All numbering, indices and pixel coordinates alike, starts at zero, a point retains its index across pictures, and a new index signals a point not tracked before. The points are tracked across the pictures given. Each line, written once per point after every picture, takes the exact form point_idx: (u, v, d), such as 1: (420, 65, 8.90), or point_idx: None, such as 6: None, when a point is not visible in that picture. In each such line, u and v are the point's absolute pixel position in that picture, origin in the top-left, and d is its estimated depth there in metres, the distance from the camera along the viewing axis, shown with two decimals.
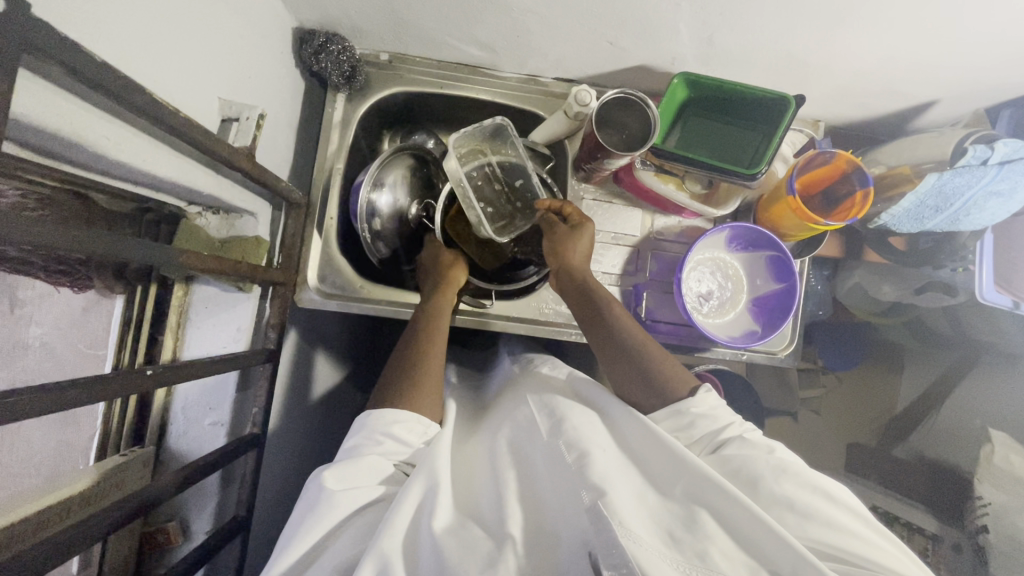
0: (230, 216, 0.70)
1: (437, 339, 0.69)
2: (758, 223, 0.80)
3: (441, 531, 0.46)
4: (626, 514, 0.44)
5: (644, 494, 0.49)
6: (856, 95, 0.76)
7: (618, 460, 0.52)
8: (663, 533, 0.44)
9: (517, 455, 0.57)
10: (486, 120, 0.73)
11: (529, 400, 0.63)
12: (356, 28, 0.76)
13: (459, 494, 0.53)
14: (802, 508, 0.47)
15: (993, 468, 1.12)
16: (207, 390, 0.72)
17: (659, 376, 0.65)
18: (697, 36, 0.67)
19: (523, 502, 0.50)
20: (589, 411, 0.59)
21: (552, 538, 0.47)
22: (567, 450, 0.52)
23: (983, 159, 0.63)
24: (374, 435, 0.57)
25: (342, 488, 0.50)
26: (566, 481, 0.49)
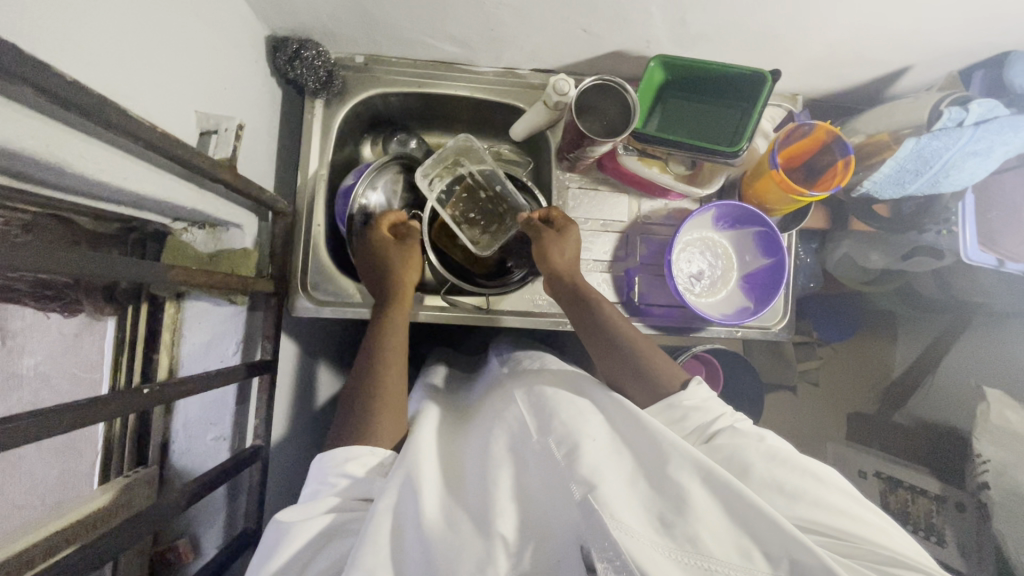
0: (217, 229, 0.70)
1: (389, 346, 0.69)
2: (744, 199, 0.81)
3: (432, 532, 0.48)
4: (616, 506, 0.44)
5: (635, 479, 0.49)
6: (831, 66, 0.76)
7: (609, 446, 0.53)
8: (654, 519, 0.45)
9: (512, 444, 0.56)
10: (449, 141, 0.79)
11: (516, 398, 0.62)
12: (329, 32, 0.76)
13: (450, 491, 0.54)
14: (792, 490, 0.48)
15: (988, 425, 1.12)
16: (208, 406, 0.72)
17: (649, 371, 0.67)
18: (669, 17, 0.67)
19: (511, 496, 0.51)
20: (576, 401, 0.60)
21: (539, 528, 0.48)
22: (555, 445, 0.52)
23: (958, 121, 0.62)
24: (328, 477, 0.56)
25: (296, 523, 0.51)
26: (557, 474, 0.50)
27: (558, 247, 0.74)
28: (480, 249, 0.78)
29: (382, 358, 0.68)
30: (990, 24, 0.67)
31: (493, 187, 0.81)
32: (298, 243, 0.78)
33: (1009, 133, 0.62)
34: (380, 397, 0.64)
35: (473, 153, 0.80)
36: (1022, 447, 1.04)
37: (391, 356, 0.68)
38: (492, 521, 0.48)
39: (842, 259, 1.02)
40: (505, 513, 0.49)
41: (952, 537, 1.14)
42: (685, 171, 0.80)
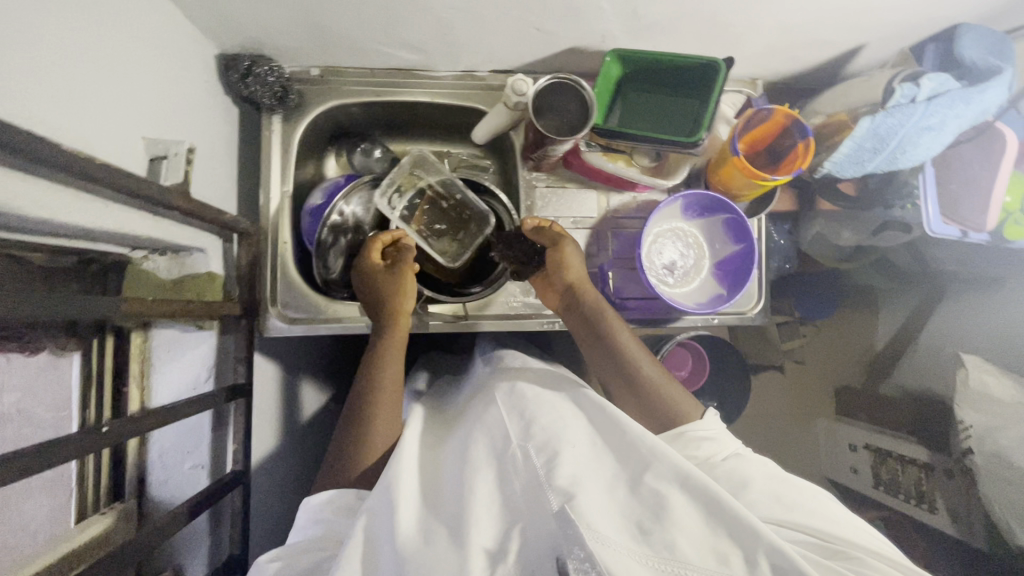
0: (179, 254, 0.69)
1: (382, 381, 0.69)
2: (711, 187, 0.81)
3: (404, 545, 0.48)
4: (593, 515, 0.45)
5: (614, 485, 0.50)
6: (787, 49, 0.76)
7: (590, 452, 0.53)
8: (632, 526, 0.46)
9: (490, 447, 0.56)
10: (405, 157, 0.80)
11: (495, 400, 0.62)
12: (280, 47, 0.74)
13: (427, 505, 0.54)
14: (788, 501, 0.53)
15: (969, 392, 1.13)
16: (183, 434, 0.71)
17: (658, 401, 0.68)
18: (621, 10, 0.67)
19: (489, 501, 0.51)
20: (557, 405, 0.60)
21: (512, 526, 0.49)
22: (535, 454, 0.52)
23: (912, 97, 0.63)
24: (314, 517, 0.57)
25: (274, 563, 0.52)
26: (535, 480, 0.50)
27: (564, 263, 0.74)
28: (452, 261, 0.78)
29: (374, 394, 0.68)
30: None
31: (453, 196, 0.81)
32: (265, 262, 0.78)
33: (959, 105, 0.62)
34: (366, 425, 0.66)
35: (429, 166, 0.81)
36: (1003, 411, 1.06)
37: (384, 392, 0.68)
38: (466, 531, 0.48)
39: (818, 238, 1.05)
40: (478, 519, 0.49)
41: (943, 504, 1.17)
42: (651, 163, 0.80)
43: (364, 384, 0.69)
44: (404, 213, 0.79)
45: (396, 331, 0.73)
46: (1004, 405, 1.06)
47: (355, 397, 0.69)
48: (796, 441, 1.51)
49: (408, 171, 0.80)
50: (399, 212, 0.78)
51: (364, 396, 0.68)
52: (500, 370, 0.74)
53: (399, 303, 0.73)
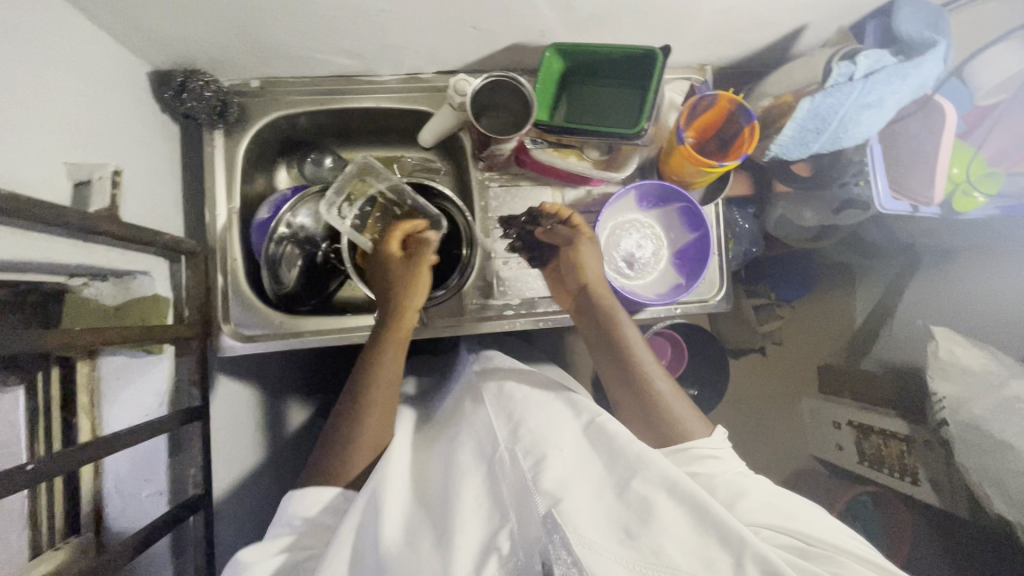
0: (123, 279, 0.67)
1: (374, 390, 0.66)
2: (663, 177, 0.80)
3: (388, 556, 0.48)
4: (578, 519, 0.44)
5: (602, 488, 0.49)
6: (731, 33, 0.76)
7: (578, 455, 0.53)
8: (618, 531, 0.45)
9: (478, 452, 0.57)
10: (351, 166, 0.77)
11: (485, 402, 0.64)
12: (215, 60, 0.73)
13: (414, 513, 0.55)
14: (786, 511, 0.54)
15: (940, 364, 1.11)
16: (138, 462, 0.69)
17: (661, 417, 0.66)
18: (556, 4, 0.66)
19: (474, 504, 0.50)
20: (549, 410, 0.60)
21: (497, 525, 0.48)
22: (523, 456, 0.52)
23: (849, 75, 0.62)
24: (291, 520, 0.57)
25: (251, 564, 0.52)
26: (522, 481, 0.50)
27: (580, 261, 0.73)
28: (408, 269, 0.77)
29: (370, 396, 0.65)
30: None
31: (405, 202, 0.80)
32: (216, 280, 0.76)
33: (895, 82, 0.61)
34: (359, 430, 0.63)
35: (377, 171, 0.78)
36: (975, 381, 1.06)
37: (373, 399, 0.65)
38: (450, 537, 0.47)
39: (781, 220, 1.07)
40: (463, 523, 0.48)
41: (926, 474, 1.19)
42: (603, 156, 0.80)
43: (355, 391, 0.66)
44: (357, 222, 0.78)
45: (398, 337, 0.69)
46: (974, 373, 1.07)
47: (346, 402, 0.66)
48: (779, 421, 1.51)
49: (357, 178, 0.78)
50: (352, 221, 0.77)
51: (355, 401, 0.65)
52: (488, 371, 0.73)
53: (406, 300, 0.70)
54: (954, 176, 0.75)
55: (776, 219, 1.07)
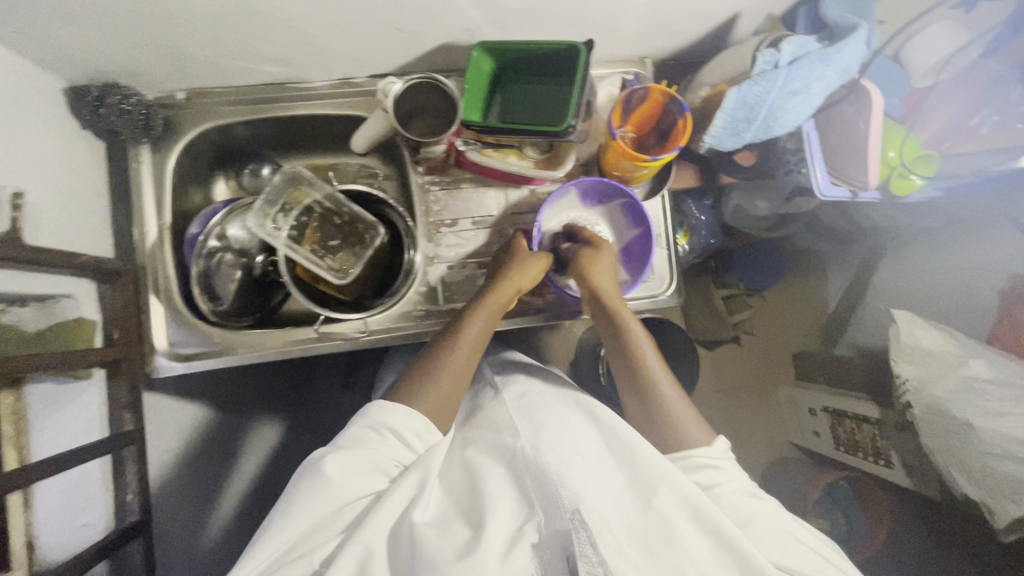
0: (46, 303, 0.64)
1: (457, 349, 0.68)
2: (606, 174, 0.79)
3: (421, 526, 0.53)
4: (603, 523, 0.51)
5: (622, 498, 0.57)
6: (663, 25, 0.75)
7: (597, 461, 0.60)
8: (640, 542, 0.53)
9: (502, 447, 0.62)
10: (277, 175, 0.77)
11: (506, 400, 0.68)
12: (132, 73, 0.70)
13: (447, 493, 0.59)
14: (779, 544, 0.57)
15: (901, 346, 1.10)
16: (69, 492, 0.65)
17: (663, 426, 0.67)
18: (476, 2, 0.65)
19: (501, 492, 0.56)
20: (570, 417, 0.65)
21: (525, 517, 0.54)
22: (543, 452, 0.58)
23: (773, 62, 0.62)
24: (379, 426, 0.61)
25: (338, 480, 0.56)
26: (545, 478, 0.56)
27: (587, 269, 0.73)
28: (347, 277, 0.74)
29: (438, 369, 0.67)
30: None
31: (342, 210, 0.78)
32: (147, 301, 0.74)
33: (818, 67, 0.61)
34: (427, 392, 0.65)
35: (309, 181, 0.78)
36: (934, 363, 1.05)
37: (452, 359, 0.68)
38: (484, 518, 0.53)
39: (737, 209, 1.08)
40: (494, 510, 0.54)
41: (898, 458, 1.17)
42: (544, 154, 0.78)
43: (431, 350, 0.69)
44: (293, 233, 0.76)
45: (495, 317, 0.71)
46: (934, 355, 1.05)
47: (419, 358, 0.69)
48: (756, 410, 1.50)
49: (291, 190, 0.78)
50: (288, 232, 0.75)
51: (434, 357, 0.68)
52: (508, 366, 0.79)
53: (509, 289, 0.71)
54: (889, 160, 0.75)
55: (732, 207, 1.08)
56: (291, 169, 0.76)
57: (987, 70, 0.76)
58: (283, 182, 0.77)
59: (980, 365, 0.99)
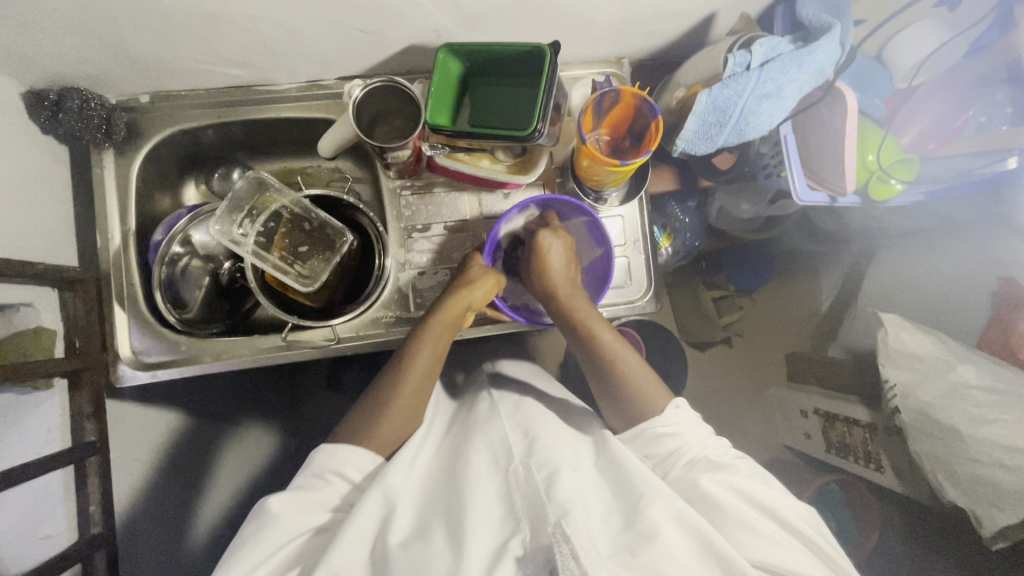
0: (7, 312, 0.62)
1: (406, 378, 0.67)
2: (581, 179, 0.77)
3: (397, 546, 0.52)
4: (584, 533, 0.48)
5: (609, 514, 0.54)
6: (636, 25, 0.73)
7: (588, 477, 0.58)
8: (623, 550, 0.49)
9: (492, 461, 0.61)
10: (242, 181, 0.75)
11: (501, 414, 0.69)
12: (92, 76, 0.69)
13: (428, 513, 0.57)
14: (754, 525, 0.54)
15: (889, 351, 1.08)
16: (34, 503, 0.63)
17: (633, 399, 0.68)
18: (439, 3, 0.63)
19: (487, 509, 0.54)
20: (568, 438, 0.65)
21: (511, 532, 0.51)
22: (535, 471, 0.57)
23: (745, 64, 0.59)
24: (324, 471, 0.59)
25: (285, 515, 0.54)
26: (535, 492, 0.54)
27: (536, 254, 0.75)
28: (314, 285, 0.73)
29: (397, 385, 0.66)
30: None
31: (310, 216, 0.76)
32: (110, 309, 0.73)
33: (790, 69, 0.59)
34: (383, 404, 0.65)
35: (275, 187, 0.76)
36: (923, 368, 1.03)
37: (403, 387, 0.66)
38: (463, 533, 0.51)
39: (721, 211, 1.06)
40: (475, 527, 0.52)
41: (888, 462, 1.14)
42: (516, 159, 0.75)
43: (382, 380, 0.68)
44: (260, 240, 0.74)
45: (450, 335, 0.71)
46: (923, 360, 1.03)
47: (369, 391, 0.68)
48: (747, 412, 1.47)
49: (257, 195, 0.76)
50: (255, 239, 0.73)
51: (384, 388, 0.67)
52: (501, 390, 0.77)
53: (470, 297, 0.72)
54: (867, 165, 0.74)
55: (717, 209, 1.06)
56: (257, 175, 0.74)
57: (971, 71, 0.74)
58: (248, 188, 0.75)
59: (968, 370, 0.98)
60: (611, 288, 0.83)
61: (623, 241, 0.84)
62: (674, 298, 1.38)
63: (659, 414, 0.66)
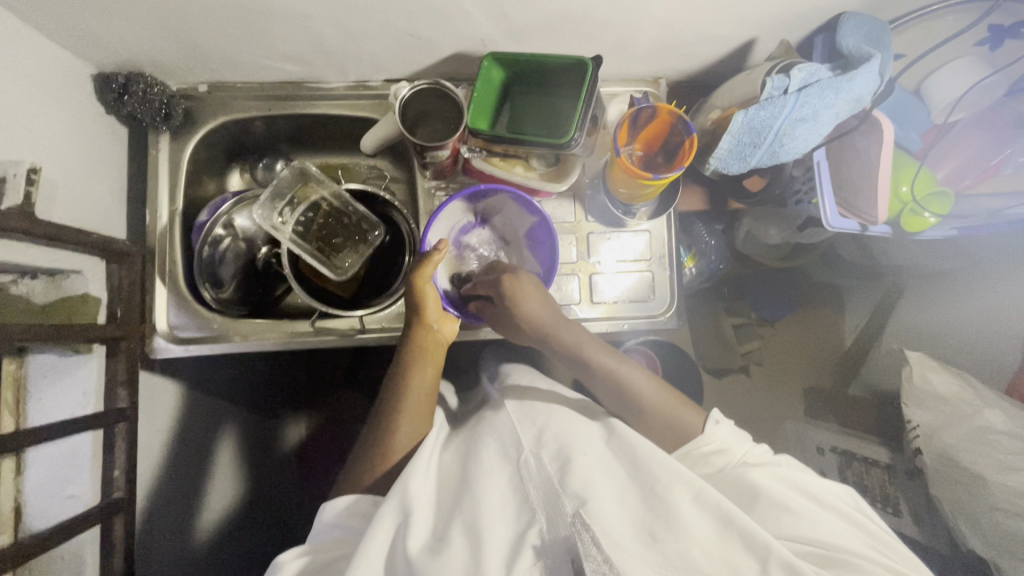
0: (57, 278, 0.66)
1: (399, 424, 0.68)
2: (612, 188, 0.78)
3: (416, 549, 0.52)
4: (606, 519, 0.50)
5: (626, 494, 0.56)
6: (676, 46, 0.75)
7: (602, 461, 0.60)
8: (645, 534, 0.51)
9: (503, 455, 0.62)
10: (285, 170, 0.78)
11: (506, 409, 0.71)
12: (158, 63, 0.73)
13: (441, 512, 0.58)
14: (798, 511, 0.56)
15: (914, 390, 1.07)
16: (63, 461, 0.66)
17: (657, 424, 0.69)
18: (489, 13, 0.66)
19: (501, 502, 0.56)
20: (578, 423, 0.67)
21: (526, 524, 0.53)
22: (548, 462, 0.59)
23: (783, 88, 0.60)
24: (328, 525, 0.60)
25: (290, 560, 0.56)
26: (550, 483, 0.56)
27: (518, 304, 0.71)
28: (343, 275, 0.76)
29: (387, 446, 0.67)
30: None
31: (347, 208, 0.79)
32: (153, 282, 0.77)
33: (829, 96, 0.60)
34: (380, 465, 0.66)
35: (316, 178, 0.79)
36: (951, 411, 1.00)
37: (398, 433, 0.67)
38: (480, 532, 0.52)
39: (748, 236, 1.06)
40: (491, 519, 0.54)
41: (907, 506, 1.11)
42: (550, 167, 0.77)
43: (376, 428, 0.69)
44: (298, 227, 0.77)
45: (426, 363, 0.71)
46: (948, 401, 1.01)
47: (366, 439, 0.69)
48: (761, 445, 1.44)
49: (300, 185, 0.79)
50: (293, 226, 0.76)
51: (380, 437, 0.68)
52: (509, 390, 0.78)
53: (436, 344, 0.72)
54: (900, 196, 0.74)
55: (743, 234, 1.06)
56: (300, 164, 0.78)
57: (1010, 112, 0.74)
58: (290, 177, 0.78)
59: (994, 415, 0.96)
60: (633, 301, 0.84)
61: (648, 256, 0.85)
62: (693, 321, 1.34)
63: (702, 435, 0.66)
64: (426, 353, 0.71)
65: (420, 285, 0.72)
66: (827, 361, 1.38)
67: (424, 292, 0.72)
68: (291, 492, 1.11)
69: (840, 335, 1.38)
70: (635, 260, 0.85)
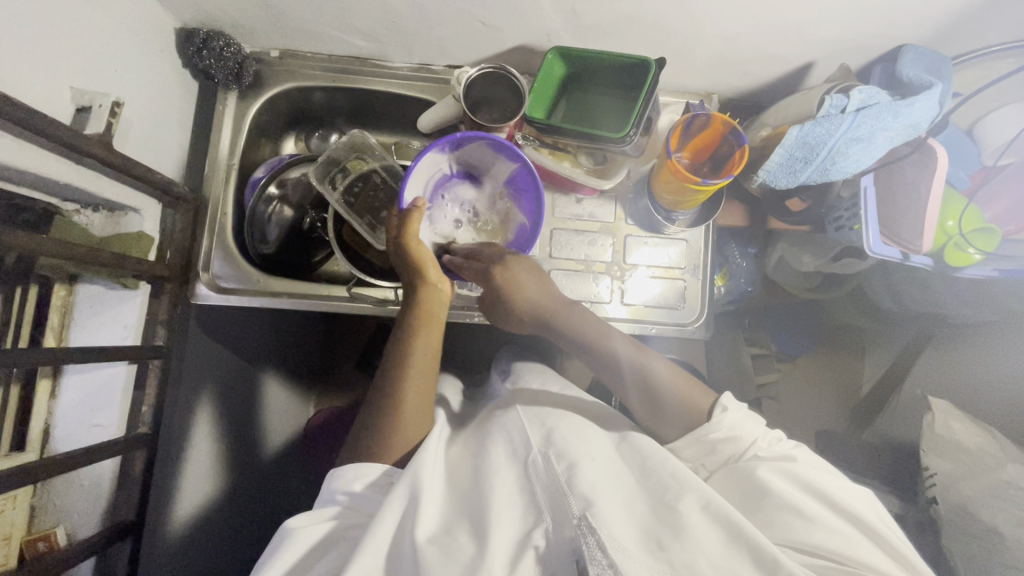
0: (115, 213, 0.68)
1: (406, 388, 0.66)
2: (655, 189, 0.78)
3: (423, 538, 0.52)
4: (613, 524, 0.50)
5: (635, 501, 0.56)
6: (735, 62, 0.77)
7: (609, 468, 0.60)
8: (650, 542, 0.51)
9: (511, 451, 0.62)
10: (342, 137, 0.80)
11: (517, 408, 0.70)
12: (238, 24, 0.77)
13: (450, 502, 0.59)
14: (806, 514, 0.55)
15: (936, 438, 1.03)
16: (94, 390, 0.68)
17: (672, 409, 0.67)
18: (560, 8, 0.68)
19: (507, 500, 0.56)
20: (586, 427, 0.67)
21: (533, 523, 0.53)
22: (555, 460, 0.59)
23: (840, 107, 0.63)
24: (336, 495, 0.59)
25: (300, 530, 0.55)
26: (556, 484, 0.56)
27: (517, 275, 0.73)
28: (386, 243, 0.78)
29: (390, 415, 0.65)
30: (890, 23, 0.65)
31: (396, 182, 0.82)
32: (202, 231, 0.80)
33: (886, 118, 0.62)
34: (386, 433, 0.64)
35: (369, 149, 0.81)
36: (972, 463, 0.97)
37: (408, 397, 0.66)
38: (487, 529, 0.52)
39: (781, 263, 1.06)
40: (499, 519, 0.53)
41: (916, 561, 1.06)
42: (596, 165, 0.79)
43: (382, 393, 0.67)
44: (347, 195, 0.79)
45: (430, 325, 0.70)
46: (969, 452, 0.98)
47: (372, 406, 0.67)
48: None
49: (352, 155, 0.81)
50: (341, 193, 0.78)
51: (387, 406, 0.65)
52: (521, 391, 0.77)
53: (435, 307, 0.71)
54: (946, 229, 0.74)
55: (777, 261, 1.06)
56: (357, 132, 0.79)
57: None
58: (345, 146, 0.80)
59: (1017, 471, 0.92)
60: (662, 307, 0.85)
61: (682, 265, 0.85)
62: (710, 346, 1.32)
63: (705, 421, 0.64)
64: (429, 315, 0.70)
65: (411, 245, 0.69)
66: (843, 403, 1.35)
67: (417, 251, 0.69)
68: (292, 460, 1.13)
69: (859, 380, 1.35)
70: (668, 266, 0.85)
